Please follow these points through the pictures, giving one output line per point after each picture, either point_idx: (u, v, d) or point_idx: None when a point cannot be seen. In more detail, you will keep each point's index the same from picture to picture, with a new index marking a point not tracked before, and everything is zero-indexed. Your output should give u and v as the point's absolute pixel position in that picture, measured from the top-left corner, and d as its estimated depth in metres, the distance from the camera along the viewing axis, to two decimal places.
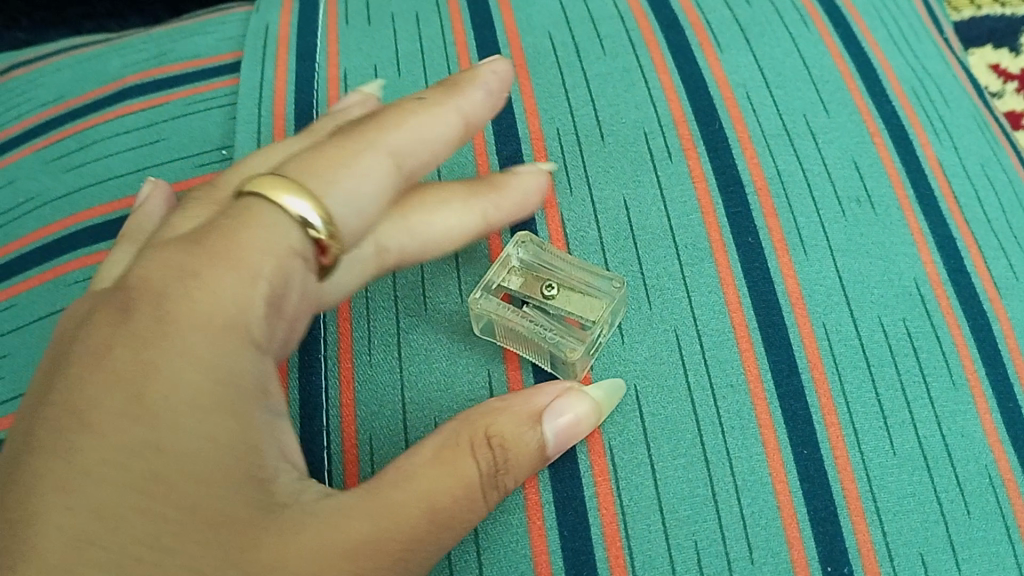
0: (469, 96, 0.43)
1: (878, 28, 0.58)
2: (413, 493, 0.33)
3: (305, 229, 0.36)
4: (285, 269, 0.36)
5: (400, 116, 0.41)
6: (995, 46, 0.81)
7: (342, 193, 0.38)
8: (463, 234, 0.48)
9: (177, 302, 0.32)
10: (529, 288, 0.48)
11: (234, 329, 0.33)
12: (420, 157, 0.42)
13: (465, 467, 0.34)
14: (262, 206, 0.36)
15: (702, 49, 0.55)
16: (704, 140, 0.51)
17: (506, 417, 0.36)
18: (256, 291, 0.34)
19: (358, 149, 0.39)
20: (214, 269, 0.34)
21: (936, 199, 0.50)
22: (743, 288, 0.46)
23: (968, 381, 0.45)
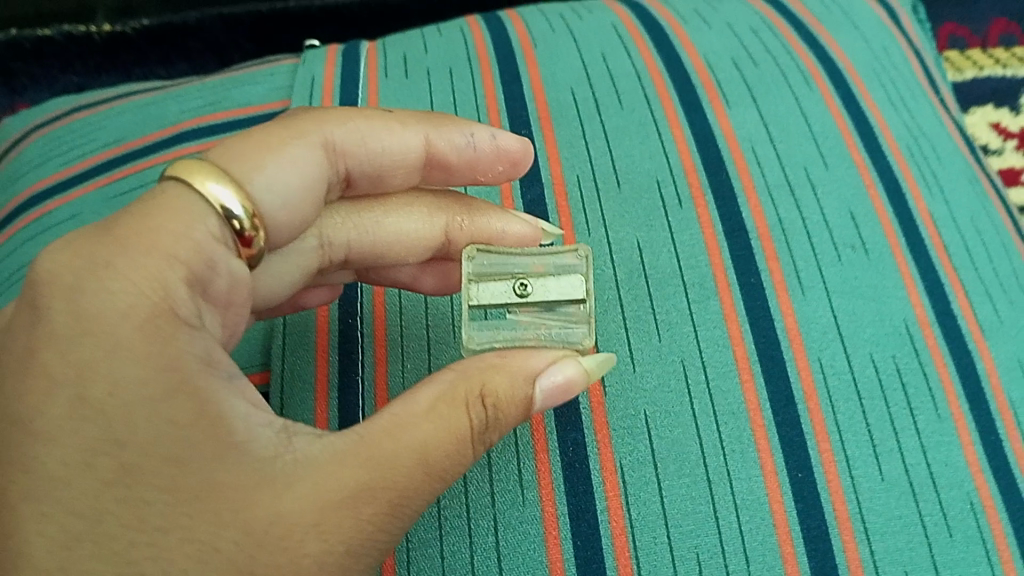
0: (447, 137, 0.35)
1: (875, 86, 0.51)
2: (408, 445, 0.30)
3: (227, 220, 0.29)
4: (210, 252, 0.28)
5: (353, 121, 0.33)
6: (997, 105, 0.71)
7: (269, 184, 0.30)
8: (420, 247, 0.37)
9: (94, 298, 0.26)
10: (498, 294, 0.35)
11: (125, 296, 0.26)
12: (368, 171, 0.34)
13: (458, 421, 0.31)
14: (179, 188, 0.29)
15: (712, 110, 0.49)
16: (711, 188, 0.45)
17: (503, 374, 0.33)
18: (174, 274, 0.27)
19: (295, 145, 0.31)
20: (128, 256, 0.27)
21: (925, 247, 0.44)
22: (746, 325, 0.41)
23: (953, 414, 0.39)
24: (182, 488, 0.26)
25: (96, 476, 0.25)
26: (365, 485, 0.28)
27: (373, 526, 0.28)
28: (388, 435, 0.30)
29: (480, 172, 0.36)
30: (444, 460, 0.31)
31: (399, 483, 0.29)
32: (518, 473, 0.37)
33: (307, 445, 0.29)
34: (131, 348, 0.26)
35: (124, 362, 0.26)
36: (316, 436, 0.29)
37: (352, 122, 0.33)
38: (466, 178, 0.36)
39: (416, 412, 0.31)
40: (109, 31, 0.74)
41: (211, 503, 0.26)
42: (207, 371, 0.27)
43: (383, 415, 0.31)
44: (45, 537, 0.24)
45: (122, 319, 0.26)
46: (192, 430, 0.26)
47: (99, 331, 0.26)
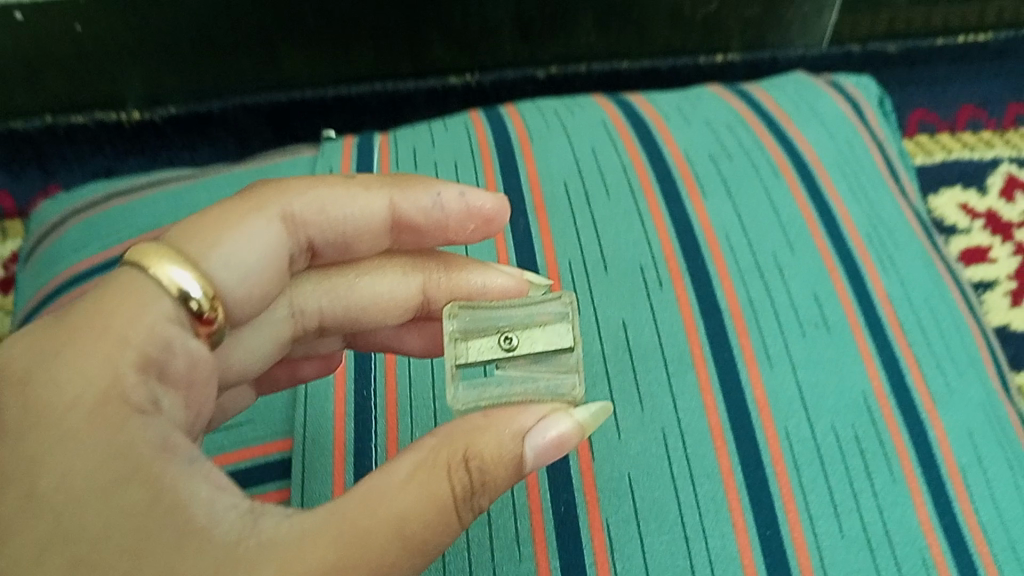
0: (414, 200, 0.34)
1: (838, 176, 0.52)
2: (383, 518, 0.29)
3: (185, 303, 0.29)
4: (166, 336, 0.28)
5: (314, 189, 0.33)
6: (964, 186, 0.72)
7: (228, 262, 0.30)
8: (397, 310, 0.36)
9: (43, 388, 0.26)
10: (483, 349, 0.33)
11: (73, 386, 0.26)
12: (334, 239, 0.34)
13: (439, 488, 0.30)
14: (133, 274, 0.29)
15: (688, 198, 0.50)
16: (690, 273, 0.47)
17: (491, 435, 0.31)
18: (126, 359, 0.27)
19: (250, 221, 0.31)
20: (79, 346, 0.27)
21: (881, 324, 0.46)
22: (718, 393, 0.43)
23: (906, 475, 0.41)
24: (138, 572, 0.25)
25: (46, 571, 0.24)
26: (334, 565, 0.27)
27: None
28: (361, 510, 0.29)
29: (451, 231, 0.35)
30: (425, 532, 0.29)
31: (372, 559, 0.28)
32: (514, 530, 0.39)
33: (274, 526, 0.28)
34: (83, 438, 0.26)
35: (74, 453, 0.25)
36: (286, 516, 0.28)
37: (310, 192, 0.33)
38: (439, 239, 0.36)
39: (393, 482, 0.29)
40: (138, 119, 0.75)
41: None
42: (164, 457, 0.27)
43: (358, 489, 0.29)
44: None
45: (72, 407, 0.26)
46: (147, 515, 0.26)
47: (50, 422, 0.26)
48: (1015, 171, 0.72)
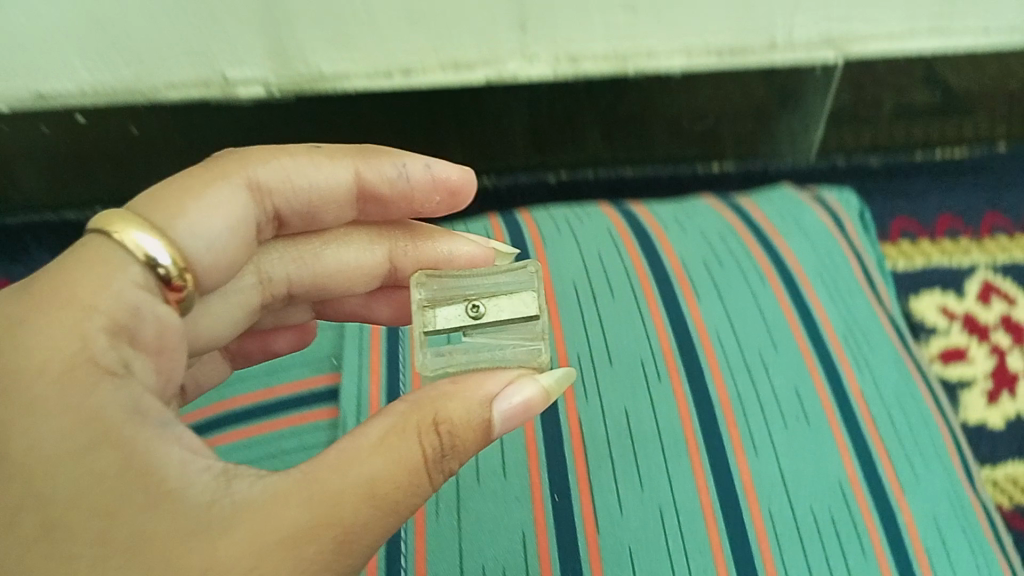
0: (379, 169, 0.34)
1: (820, 282, 0.55)
2: (354, 481, 0.29)
3: (152, 269, 0.29)
4: (134, 302, 0.28)
5: (278, 159, 0.33)
6: (943, 290, 0.72)
7: (195, 230, 0.30)
8: (365, 276, 0.37)
9: (10, 355, 0.26)
10: (450, 317, 0.34)
11: (37, 351, 0.26)
12: (300, 208, 0.34)
13: (410, 453, 0.30)
14: (98, 241, 0.28)
15: (682, 296, 0.53)
16: (686, 367, 0.49)
17: (459, 401, 0.32)
18: (92, 324, 0.27)
19: (216, 190, 0.31)
20: (45, 312, 0.27)
21: (857, 420, 0.48)
22: (710, 474, 0.45)
23: (876, 552, 0.43)
24: (113, 523, 0.25)
25: (21, 534, 0.25)
26: (307, 525, 0.28)
27: (316, 566, 0.28)
28: (331, 474, 0.29)
29: (416, 205, 0.36)
30: (398, 496, 0.30)
31: (344, 522, 0.28)
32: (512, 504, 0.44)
33: (247, 488, 0.28)
34: (50, 404, 0.26)
35: (42, 417, 0.26)
36: (259, 478, 0.29)
37: (275, 163, 0.33)
38: (405, 210, 0.36)
39: (365, 446, 0.30)
40: None
41: (139, 556, 0.25)
42: (135, 420, 0.27)
43: (329, 453, 0.30)
44: None
45: (39, 372, 0.26)
46: (120, 481, 0.26)
47: (16, 386, 0.26)
48: (993, 279, 0.72)
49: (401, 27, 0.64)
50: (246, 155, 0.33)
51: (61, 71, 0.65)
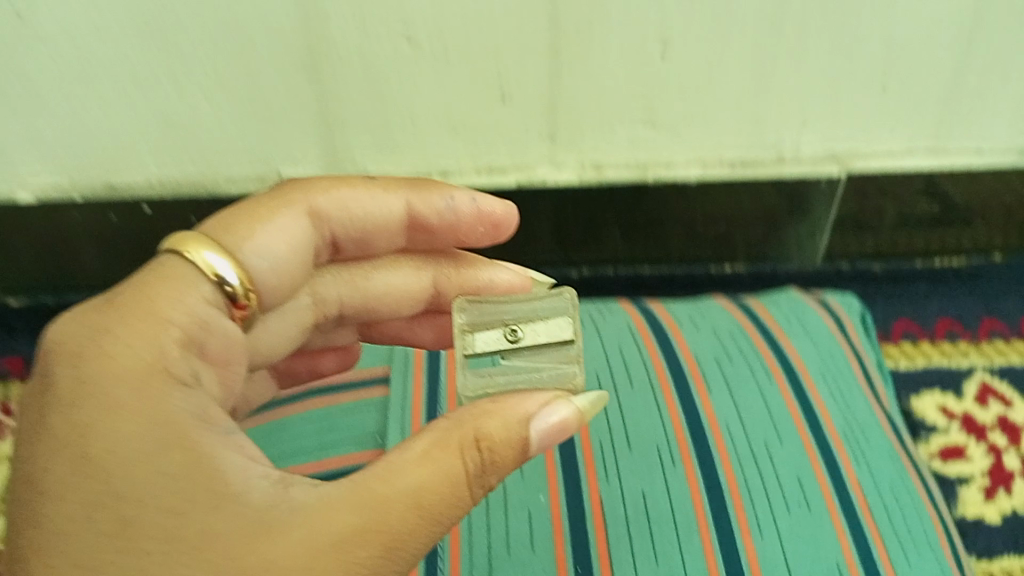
0: (427, 200, 0.37)
1: (821, 379, 0.56)
2: (401, 491, 0.31)
3: (220, 285, 0.32)
4: (203, 316, 0.31)
5: (336, 187, 0.36)
6: (943, 390, 0.70)
7: (259, 251, 0.33)
8: (410, 298, 0.40)
9: (91, 362, 0.28)
10: (490, 340, 0.36)
11: (118, 358, 0.28)
12: (354, 234, 0.37)
13: (453, 466, 0.32)
14: (174, 261, 0.31)
15: (695, 389, 0.55)
16: (699, 455, 0.51)
17: (499, 419, 0.33)
18: (168, 336, 0.29)
19: (279, 217, 0.34)
20: (126, 324, 0.29)
21: (856, 511, 0.48)
22: (718, 554, 0.46)
23: None
24: (179, 521, 0.27)
25: (95, 530, 0.26)
26: (357, 529, 0.29)
27: (364, 568, 0.29)
28: (381, 483, 0.31)
29: (461, 235, 0.38)
30: (442, 507, 0.31)
31: (391, 530, 0.30)
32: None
33: (302, 494, 0.30)
34: (126, 408, 0.28)
35: (119, 420, 0.28)
36: (313, 486, 0.30)
37: (333, 193, 0.36)
38: (449, 239, 0.38)
39: (410, 458, 0.32)
40: None
41: (204, 551, 0.27)
42: (202, 426, 0.29)
43: (377, 465, 0.32)
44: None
45: (117, 379, 0.28)
46: (187, 481, 0.28)
47: (96, 391, 0.28)
48: (989, 380, 0.71)
49: (441, 134, 0.66)
50: (306, 184, 0.36)
51: (134, 165, 0.68)
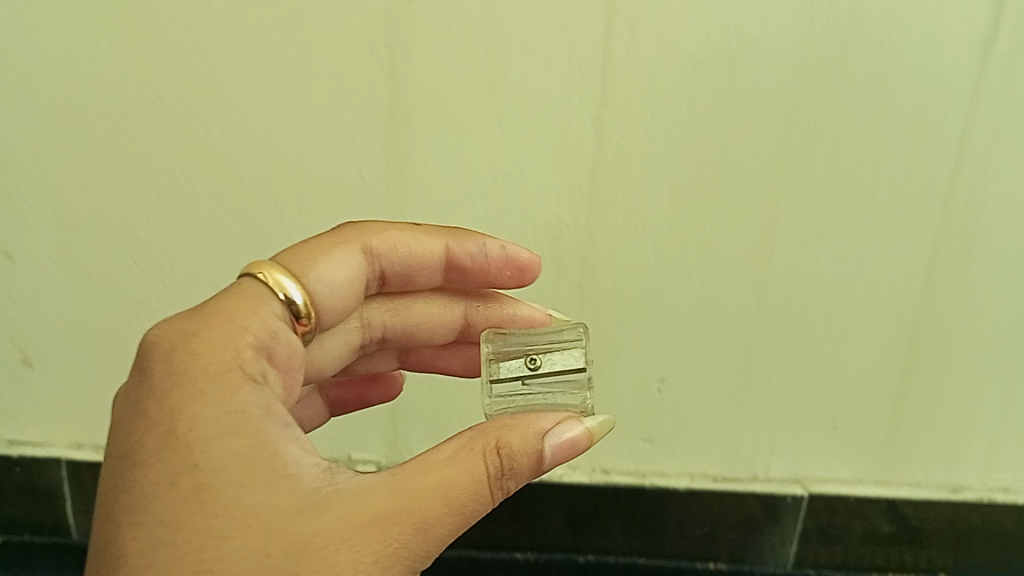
0: (464, 246, 0.44)
1: None
2: (432, 483, 0.35)
3: (288, 305, 0.38)
4: (273, 326, 0.37)
5: (387, 231, 0.44)
6: None
7: (321, 282, 0.40)
8: (442, 327, 0.47)
9: (182, 357, 0.34)
10: (512, 368, 0.42)
11: (204, 354, 0.34)
12: (399, 269, 0.44)
13: (476, 466, 0.36)
14: (253, 283, 0.38)
15: None
16: None
17: (518, 433, 0.38)
18: (244, 341, 0.36)
19: (339, 251, 0.41)
20: (211, 328, 0.35)
21: None
22: None
23: None
24: (245, 491, 0.32)
25: (179, 493, 0.32)
26: (393, 510, 0.33)
27: (396, 543, 0.33)
28: (416, 473, 0.35)
29: (490, 279, 0.45)
30: (468, 502, 0.35)
31: (422, 513, 0.34)
32: None
33: (348, 481, 0.34)
34: (208, 394, 0.33)
35: (201, 403, 0.33)
36: (355, 476, 0.35)
37: (383, 235, 0.43)
38: (480, 280, 0.45)
39: (441, 458, 0.36)
40: None
41: (263, 515, 0.32)
42: (267, 417, 0.34)
43: (411, 462, 0.36)
44: (139, 534, 0.31)
45: (202, 371, 0.34)
46: (254, 459, 0.33)
47: (183, 383, 0.34)
48: None
49: None
50: (363, 227, 0.43)
51: None
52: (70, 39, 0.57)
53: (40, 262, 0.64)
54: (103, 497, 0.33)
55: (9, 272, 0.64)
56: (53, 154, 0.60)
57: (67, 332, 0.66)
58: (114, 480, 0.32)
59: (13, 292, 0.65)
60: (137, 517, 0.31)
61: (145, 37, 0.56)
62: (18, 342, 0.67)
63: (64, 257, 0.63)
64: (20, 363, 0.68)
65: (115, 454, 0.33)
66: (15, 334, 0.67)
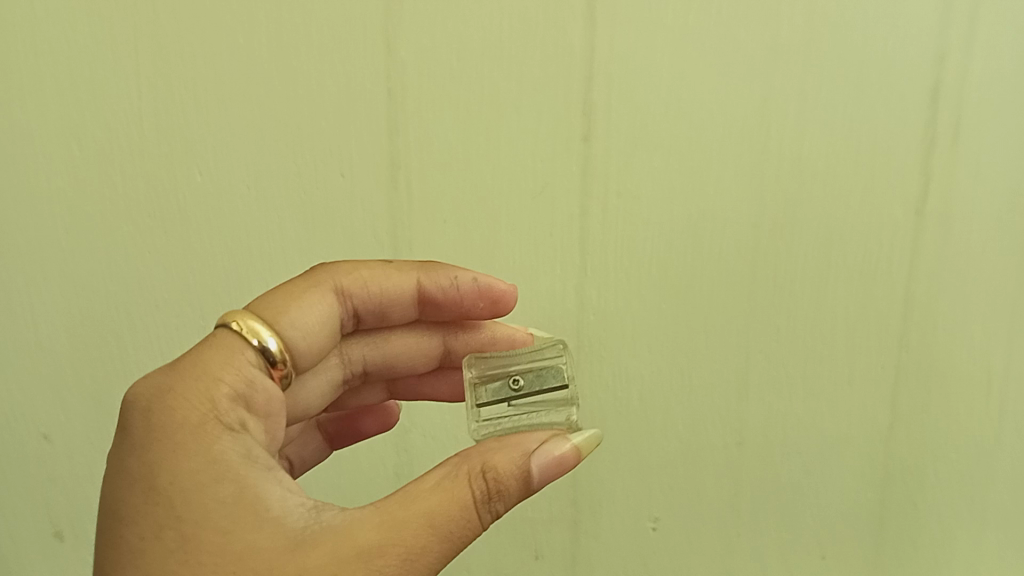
0: (435, 279, 0.47)
1: None
2: (417, 512, 0.34)
3: (262, 353, 0.39)
4: (248, 375, 0.38)
5: (358, 271, 0.46)
6: None
7: (298, 328, 0.42)
8: (420, 356, 0.50)
9: (161, 411, 0.35)
10: (497, 391, 0.43)
11: (182, 406, 0.35)
12: (373, 307, 0.47)
13: (460, 493, 0.35)
14: (228, 335, 0.39)
15: None
16: None
17: (505, 453, 0.37)
18: (220, 390, 0.36)
19: (312, 294, 0.43)
20: (185, 381, 0.36)
21: None
22: None
23: None
24: (230, 536, 0.33)
25: (164, 545, 0.32)
26: (377, 544, 0.33)
27: (383, 575, 0.33)
28: (401, 504, 0.35)
29: (464, 309, 0.47)
30: (457, 528, 0.35)
31: (408, 544, 0.34)
32: None
33: (333, 517, 0.35)
34: (188, 445, 0.34)
35: (181, 454, 0.34)
36: (342, 511, 0.35)
37: (355, 275, 0.46)
38: (456, 310, 0.48)
39: (426, 487, 0.35)
40: None
41: (247, 558, 0.32)
42: (247, 462, 0.35)
43: (398, 493, 0.35)
44: None
45: (182, 422, 0.35)
46: (237, 504, 0.33)
47: (164, 436, 0.35)
48: None
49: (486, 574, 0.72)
50: (335, 267, 0.46)
51: None
52: (105, 243, 0.64)
53: (63, 441, 0.68)
54: (96, 554, 0.33)
55: (38, 449, 0.68)
56: (87, 344, 0.66)
57: None
58: (103, 538, 0.33)
59: (47, 471, 0.69)
60: (127, 570, 0.32)
61: (175, 234, 0.64)
62: (51, 517, 0.70)
63: (84, 434, 0.68)
64: (52, 535, 0.70)
65: (104, 512, 0.34)
66: (49, 509, 0.70)
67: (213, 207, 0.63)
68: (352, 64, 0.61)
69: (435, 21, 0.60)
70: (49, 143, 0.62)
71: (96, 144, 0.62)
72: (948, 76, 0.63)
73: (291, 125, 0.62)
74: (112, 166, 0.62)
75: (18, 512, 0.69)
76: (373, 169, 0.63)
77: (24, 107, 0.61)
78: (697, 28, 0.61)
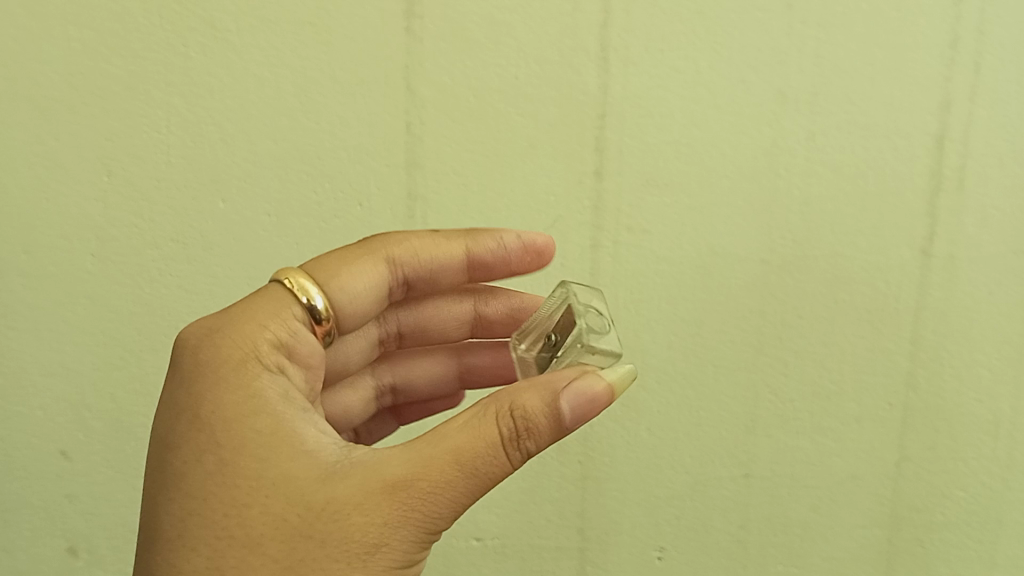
0: (482, 243, 0.51)
1: None
2: (443, 449, 0.36)
3: (309, 309, 0.44)
4: (293, 326, 0.42)
5: (406, 241, 0.50)
6: None
7: (343, 288, 0.46)
8: (455, 322, 0.57)
9: (209, 349, 0.39)
10: (541, 354, 0.46)
11: (228, 344, 0.39)
12: (423, 274, 0.51)
13: (487, 431, 0.36)
14: (282, 290, 0.44)
15: None
16: None
17: (535, 391, 0.37)
18: (263, 335, 0.40)
19: (362, 260, 0.48)
20: (235, 325, 0.40)
21: None
22: None
23: None
24: (265, 463, 0.35)
25: (205, 470, 0.35)
26: (404, 477, 0.35)
27: (409, 506, 0.34)
28: (429, 443, 0.36)
29: (511, 268, 0.51)
30: (483, 466, 0.35)
31: (433, 479, 0.35)
32: None
33: (364, 454, 0.37)
34: (230, 381, 0.38)
35: (223, 389, 0.37)
36: (373, 450, 0.37)
37: (405, 245, 0.50)
38: (505, 270, 0.52)
39: (455, 426, 0.36)
40: None
41: (281, 484, 0.35)
42: (285, 401, 0.38)
43: (431, 433, 0.37)
44: (175, 504, 0.35)
45: (226, 361, 0.38)
46: (273, 436, 0.36)
47: (210, 372, 0.38)
48: None
49: None
50: (388, 238, 0.50)
51: None
52: (133, 266, 0.66)
53: (80, 458, 0.69)
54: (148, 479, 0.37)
55: (60, 470, 0.69)
56: (112, 366, 0.68)
57: (121, 517, 0.70)
58: (155, 465, 0.37)
59: (64, 489, 0.69)
60: (175, 491, 0.36)
61: (202, 258, 0.66)
62: (64, 534, 0.70)
63: (102, 453, 0.69)
64: (65, 553, 0.70)
65: (156, 443, 0.38)
66: (63, 525, 0.70)
67: (239, 233, 0.66)
68: (379, 103, 0.65)
69: (455, 61, 0.64)
70: (82, 172, 0.65)
71: (125, 173, 0.65)
72: (953, 124, 0.66)
73: (321, 157, 0.65)
74: (144, 196, 0.65)
75: (28, 531, 0.70)
76: (392, 201, 0.66)
77: (60, 136, 0.64)
78: (708, 73, 0.65)
